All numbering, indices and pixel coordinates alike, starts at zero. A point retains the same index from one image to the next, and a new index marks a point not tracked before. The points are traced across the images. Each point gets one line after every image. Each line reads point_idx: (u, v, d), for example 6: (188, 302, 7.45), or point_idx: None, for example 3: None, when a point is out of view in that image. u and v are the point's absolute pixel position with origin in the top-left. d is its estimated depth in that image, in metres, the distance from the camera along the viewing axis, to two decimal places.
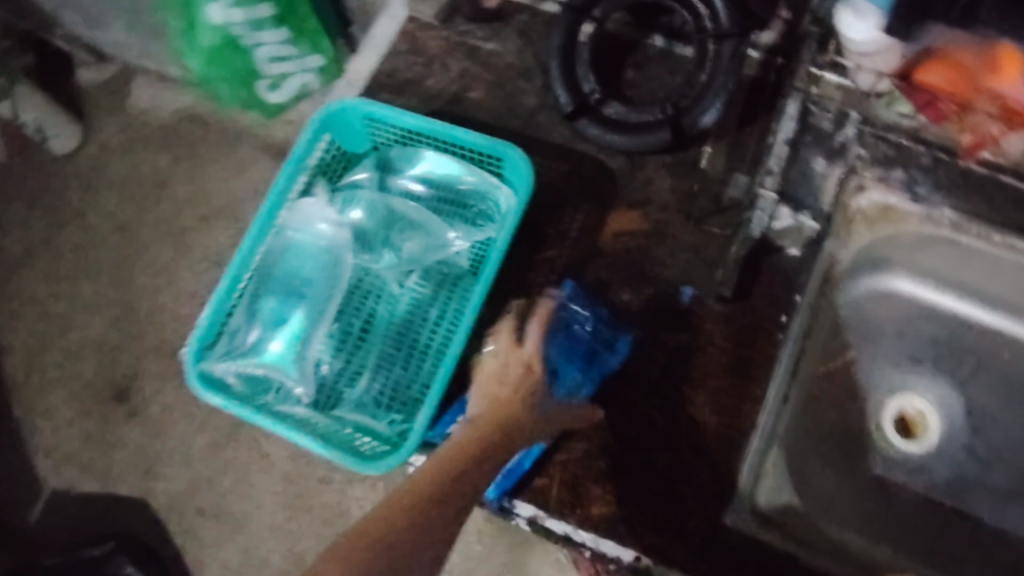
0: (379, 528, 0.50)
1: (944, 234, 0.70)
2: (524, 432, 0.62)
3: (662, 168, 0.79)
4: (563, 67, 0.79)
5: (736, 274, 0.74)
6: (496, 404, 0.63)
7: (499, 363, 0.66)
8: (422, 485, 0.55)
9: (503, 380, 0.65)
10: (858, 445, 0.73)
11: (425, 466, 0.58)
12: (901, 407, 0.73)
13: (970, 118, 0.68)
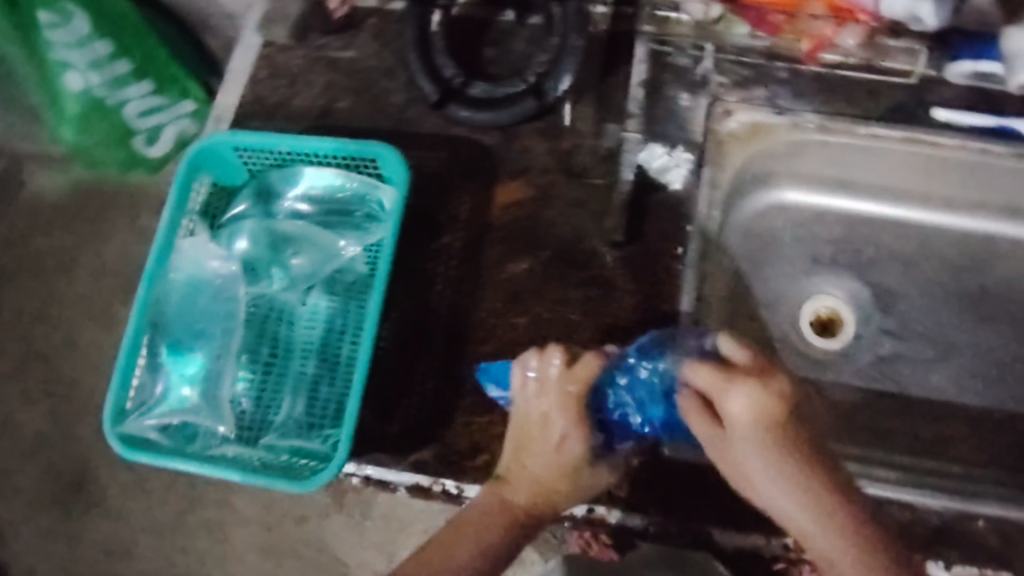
0: (423, 571, 0.63)
1: (814, 136, 0.79)
2: (564, 494, 0.67)
3: (536, 136, 0.81)
4: (419, 57, 0.80)
5: (625, 219, 0.76)
6: (553, 462, 0.66)
7: (542, 403, 0.67)
8: (454, 542, 0.64)
9: (562, 438, 0.67)
10: (774, 349, 0.84)
11: (468, 513, 0.66)
12: (815, 307, 0.86)
13: (801, 23, 0.79)
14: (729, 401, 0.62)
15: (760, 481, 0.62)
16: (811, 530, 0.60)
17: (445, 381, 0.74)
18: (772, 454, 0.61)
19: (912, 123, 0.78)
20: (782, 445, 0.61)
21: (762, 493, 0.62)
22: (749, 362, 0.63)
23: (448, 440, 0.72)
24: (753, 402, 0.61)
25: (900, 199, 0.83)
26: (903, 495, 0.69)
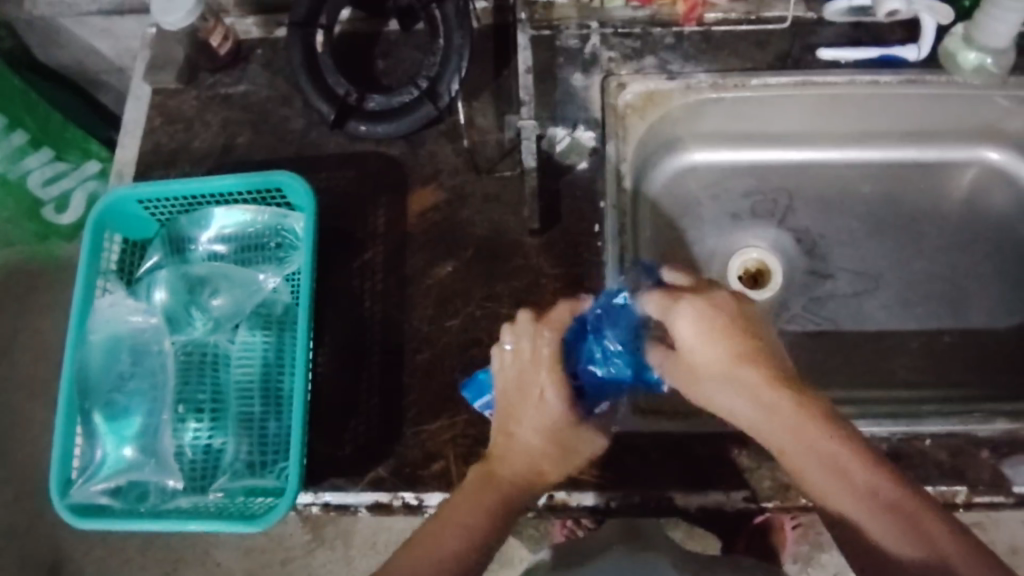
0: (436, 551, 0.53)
1: (709, 95, 0.80)
2: (552, 470, 0.61)
3: (441, 138, 0.80)
4: (310, 79, 0.80)
5: (539, 205, 0.77)
6: (541, 426, 0.61)
7: (520, 371, 0.62)
8: (450, 538, 0.54)
9: (541, 401, 0.62)
10: None
11: (463, 492, 0.57)
12: (742, 262, 0.85)
13: None
14: (667, 305, 0.58)
15: (710, 385, 0.57)
16: (789, 444, 0.52)
17: (389, 396, 0.74)
18: (732, 365, 0.55)
19: (802, 67, 0.80)
20: (750, 360, 0.55)
21: (716, 396, 0.57)
22: (694, 283, 0.61)
23: (403, 453, 0.72)
24: (699, 314, 0.57)
25: (796, 143, 0.87)
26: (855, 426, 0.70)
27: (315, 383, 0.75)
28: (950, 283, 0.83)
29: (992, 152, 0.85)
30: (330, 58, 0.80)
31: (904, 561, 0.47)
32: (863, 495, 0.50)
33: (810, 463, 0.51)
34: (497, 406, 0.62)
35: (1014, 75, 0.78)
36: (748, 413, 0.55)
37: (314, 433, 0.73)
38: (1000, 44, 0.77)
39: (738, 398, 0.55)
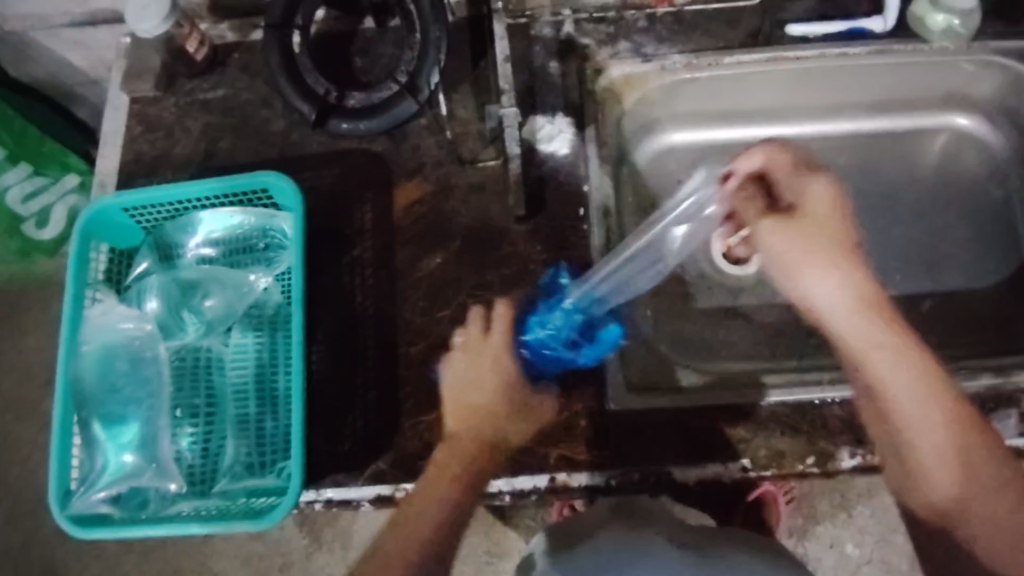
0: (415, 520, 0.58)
1: (684, 76, 0.82)
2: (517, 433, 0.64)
3: (423, 131, 0.81)
4: (288, 79, 0.80)
5: (523, 192, 0.77)
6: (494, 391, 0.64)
7: (477, 353, 0.65)
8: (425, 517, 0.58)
9: (495, 366, 0.65)
10: (696, 286, 0.85)
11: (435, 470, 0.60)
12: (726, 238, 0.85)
13: None
14: (807, 175, 0.61)
15: (811, 281, 0.59)
16: (891, 367, 0.56)
17: (386, 389, 0.74)
18: (847, 254, 0.58)
19: (773, 44, 0.82)
20: (856, 259, 0.58)
21: (807, 279, 0.59)
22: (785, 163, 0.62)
23: (403, 444, 0.73)
24: (833, 187, 0.60)
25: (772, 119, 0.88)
26: (844, 391, 0.72)
27: (311, 380, 0.75)
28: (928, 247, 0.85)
29: (962, 118, 0.87)
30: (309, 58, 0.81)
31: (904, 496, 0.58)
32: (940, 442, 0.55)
33: (904, 388, 0.55)
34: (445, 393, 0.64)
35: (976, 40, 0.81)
36: (847, 308, 0.57)
37: (312, 431, 0.74)
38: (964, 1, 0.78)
39: (840, 294, 0.57)
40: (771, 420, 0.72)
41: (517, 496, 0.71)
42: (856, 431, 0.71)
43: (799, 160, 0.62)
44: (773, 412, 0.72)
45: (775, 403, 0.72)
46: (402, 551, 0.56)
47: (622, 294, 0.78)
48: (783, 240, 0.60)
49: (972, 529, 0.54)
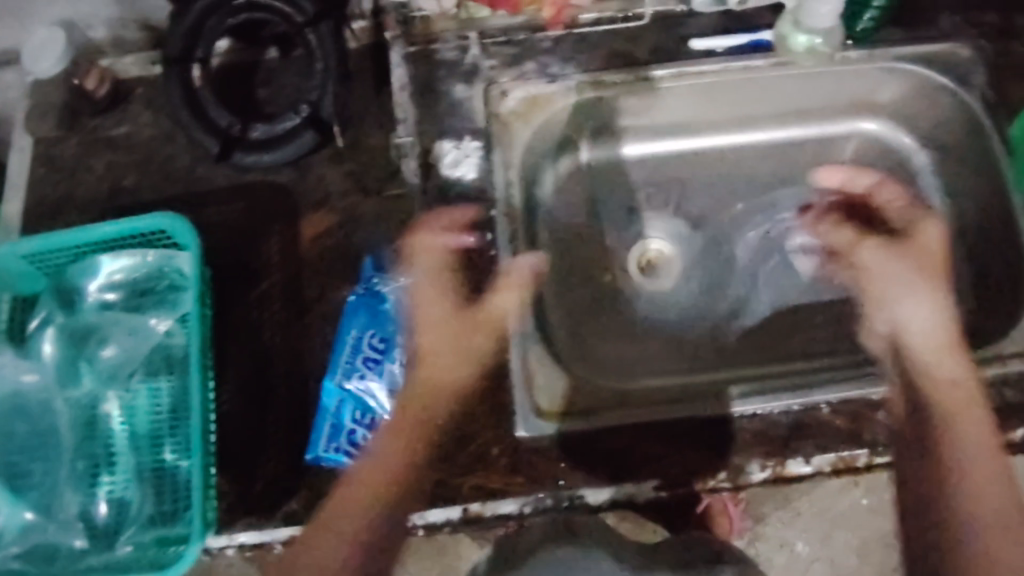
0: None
1: (590, 96, 0.81)
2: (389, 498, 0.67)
3: (328, 162, 0.81)
4: (192, 116, 0.79)
5: (426, 217, 0.76)
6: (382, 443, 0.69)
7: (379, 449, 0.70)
8: (365, 504, 0.66)
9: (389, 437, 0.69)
10: (613, 301, 0.85)
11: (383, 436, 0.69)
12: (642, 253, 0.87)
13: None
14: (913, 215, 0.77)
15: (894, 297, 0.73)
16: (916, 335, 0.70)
17: (297, 424, 0.74)
18: (925, 280, 0.73)
19: (676, 58, 0.82)
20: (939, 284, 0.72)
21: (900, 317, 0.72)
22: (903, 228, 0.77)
23: (314, 481, 0.71)
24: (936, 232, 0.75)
25: (682, 132, 0.88)
26: (750, 403, 0.71)
27: (220, 420, 0.74)
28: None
29: (869, 123, 0.88)
30: (211, 90, 0.80)
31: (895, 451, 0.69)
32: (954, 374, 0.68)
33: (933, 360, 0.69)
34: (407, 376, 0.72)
35: (878, 48, 0.82)
36: (935, 325, 0.70)
37: (222, 472, 0.73)
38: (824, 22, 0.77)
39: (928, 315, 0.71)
40: (682, 438, 0.71)
41: (430, 527, 0.71)
42: (768, 443, 0.71)
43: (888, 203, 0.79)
44: (682, 429, 0.71)
45: (682, 419, 0.71)
46: None
47: (537, 318, 0.78)
48: (890, 263, 0.74)
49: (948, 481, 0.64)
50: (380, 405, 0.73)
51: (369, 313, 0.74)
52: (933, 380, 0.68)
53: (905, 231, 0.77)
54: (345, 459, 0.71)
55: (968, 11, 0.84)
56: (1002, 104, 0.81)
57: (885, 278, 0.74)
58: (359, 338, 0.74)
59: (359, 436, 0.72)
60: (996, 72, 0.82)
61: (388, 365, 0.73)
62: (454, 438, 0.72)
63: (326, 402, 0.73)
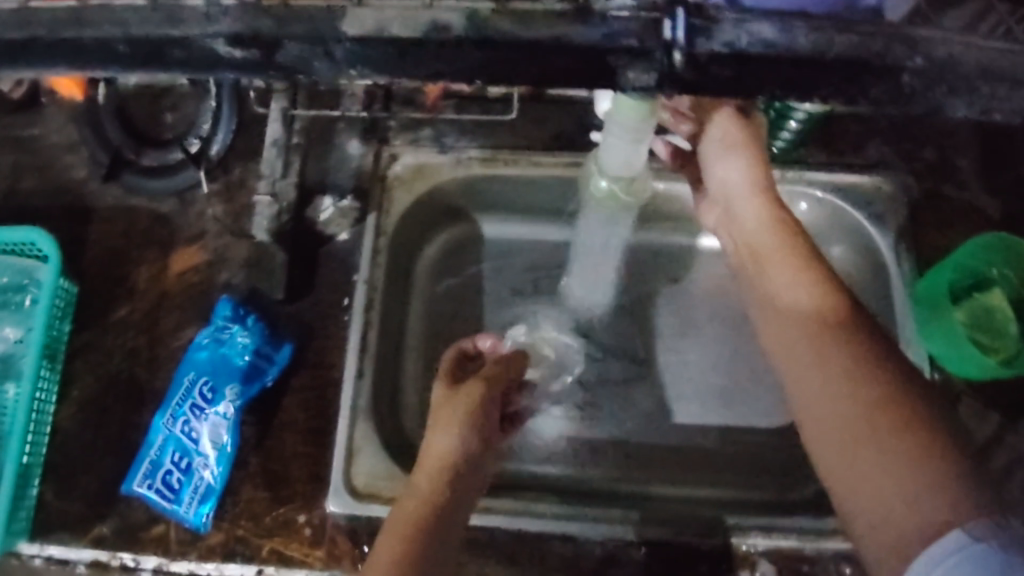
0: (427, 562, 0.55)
1: (478, 172, 0.80)
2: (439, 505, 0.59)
3: (211, 198, 0.80)
4: (90, 131, 0.80)
5: (288, 277, 0.77)
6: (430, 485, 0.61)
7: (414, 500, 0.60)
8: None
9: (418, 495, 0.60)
10: None
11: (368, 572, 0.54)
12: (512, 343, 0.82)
13: None
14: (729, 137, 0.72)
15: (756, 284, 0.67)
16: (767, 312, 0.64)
17: (123, 454, 0.74)
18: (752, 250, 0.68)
19: (573, 148, 0.80)
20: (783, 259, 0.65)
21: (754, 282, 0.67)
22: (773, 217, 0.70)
23: (128, 512, 0.72)
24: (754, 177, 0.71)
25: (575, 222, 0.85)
26: (567, 527, 0.71)
27: (52, 437, 0.74)
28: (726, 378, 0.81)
29: None
30: (113, 109, 0.80)
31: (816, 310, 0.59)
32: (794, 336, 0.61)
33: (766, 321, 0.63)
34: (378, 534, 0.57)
35: (791, 169, 0.78)
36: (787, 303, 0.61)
37: (46, 487, 0.73)
38: (627, 172, 0.57)
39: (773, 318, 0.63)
40: (488, 547, 0.71)
41: None
42: (575, 571, 0.71)
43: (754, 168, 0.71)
44: (494, 538, 0.71)
45: (497, 527, 0.71)
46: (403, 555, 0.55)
47: (378, 393, 0.75)
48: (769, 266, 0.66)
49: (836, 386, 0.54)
50: (200, 451, 0.72)
51: (207, 357, 0.74)
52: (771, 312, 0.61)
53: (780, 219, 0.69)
54: (155, 498, 0.71)
55: (899, 144, 0.80)
56: (909, 253, 0.77)
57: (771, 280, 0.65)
58: (191, 383, 0.73)
59: (174, 478, 0.71)
60: (913, 215, 0.78)
61: (213, 414, 0.72)
62: (265, 497, 0.72)
63: (148, 439, 0.72)
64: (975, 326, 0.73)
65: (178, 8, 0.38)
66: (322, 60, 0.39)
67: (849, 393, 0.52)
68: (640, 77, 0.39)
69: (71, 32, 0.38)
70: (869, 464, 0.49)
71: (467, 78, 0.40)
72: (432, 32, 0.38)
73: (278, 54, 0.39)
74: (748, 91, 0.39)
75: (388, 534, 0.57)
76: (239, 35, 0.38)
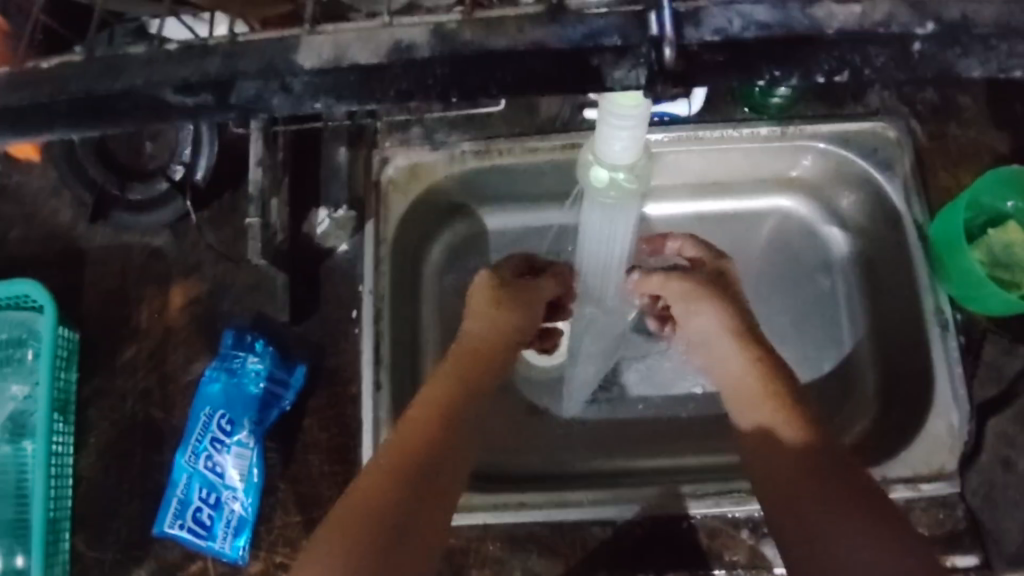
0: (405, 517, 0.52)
1: (473, 166, 0.78)
2: (425, 450, 0.56)
3: (203, 226, 0.79)
4: (70, 174, 0.76)
5: (292, 296, 0.76)
6: (418, 427, 0.58)
7: (412, 439, 0.57)
8: (344, 548, 0.49)
9: (415, 429, 0.58)
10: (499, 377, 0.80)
11: (384, 449, 0.56)
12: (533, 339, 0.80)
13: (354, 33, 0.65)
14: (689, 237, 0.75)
15: (717, 366, 0.67)
16: (727, 359, 0.66)
17: (149, 497, 0.73)
18: (698, 300, 0.69)
19: (571, 128, 0.77)
20: (729, 332, 0.67)
21: (718, 365, 0.67)
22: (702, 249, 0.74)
23: (164, 553, 0.71)
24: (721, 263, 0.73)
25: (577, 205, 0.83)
26: (604, 512, 0.70)
27: (76, 487, 0.73)
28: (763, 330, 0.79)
29: (787, 199, 0.82)
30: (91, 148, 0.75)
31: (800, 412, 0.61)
32: (743, 368, 0.64)
33: (728, 371, 0.65)
34: (405, 412, 0.60)
35: (791, 124, 0.75)
36: (733, 376, 0.65)
37: (77, 537, 0.72)
38: (626, 160, 0.52)
39: (716, 357, 0.67)
40: (528, 541, 0.70)
41: None
42: (618, 556, 0.69)
43: (711, 247, 0.74)
44: (532, 532, 0.70)
45: (534, 522, 0.70)
46: (374, 507, 0.52)
47: (398, 404, 0.73)
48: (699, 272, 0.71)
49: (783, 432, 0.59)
50: (227, 484, 0.71)
51: (222, 390, 0.72)
52: (733, 381, 0.64)
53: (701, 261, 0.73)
54: (189, 537, 0.70)
55: (901, 86, 0.78)
56: (920, 196, 0.74)
57: (751, 384, 0.63)
58: (209, 418, 0.72)
59: (206, 514, 0.70)
60: (919, 158, 0.76)
61: (235, 447, 0.71)
62: (298, 522, 0.71)
63: (172, 479, 0.71)
64: (994, 264, 0.71)
65: (120, 58, 0.36)
66: (278, 95, 0.35)
67: (787, 422, 0.60)
68: (628, 75, 0.35)
69: (14, 100, 0.36)
70: (814, 505, 0.54)
71: (442, 95, 0.35)
72: (396, 52, 0.35)
73: (231, 94, 0.35)
74: (744, 78, 0.36)
75: (408, 422, 0.59)
76: (188, 82, 0.35)
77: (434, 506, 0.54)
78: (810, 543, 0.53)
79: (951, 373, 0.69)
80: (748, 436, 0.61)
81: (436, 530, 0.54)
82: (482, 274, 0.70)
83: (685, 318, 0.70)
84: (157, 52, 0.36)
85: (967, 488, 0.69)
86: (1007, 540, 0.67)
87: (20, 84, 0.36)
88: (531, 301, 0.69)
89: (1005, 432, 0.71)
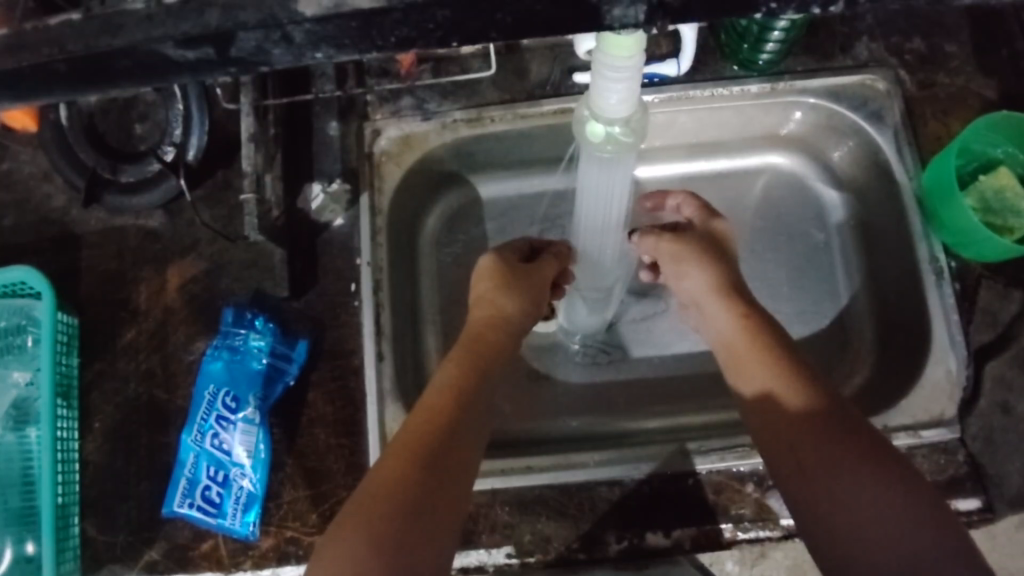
0: (422, 496, 0.53)
1: (465, 134, 0.78)
2: (435, 429, 0.57)
3: (198, 205, 0.79)
4: (59, 155, 0.75)
5: (290, 271, 0.76)
6: (427, 408, 0.59)
7: (416, 418, 0.58)
8: (363, 532, 0.50)
9: (426, 411, 0.58)
10: None
11: (397, 435, 0.56)
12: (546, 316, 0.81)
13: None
14: (683, 193, 0.75)
15: (710, 326, 0.67)
16: (720, 319, 0.66)
17: (157, 478, 0.73)
18: (688, 265, 0.69)
19: (561, 93, 0.78)
20: (723, 291, 0.67)
21: (712, 324, 0.67)
22: (694, 212, 0.74)
23: (174, 534, 0.71)
24: (709, 223, 0.73)
25: (570, 170, 0.83)
26: (610, 472, 0.71)
27: (82, 472, 0.73)
28: (759, 287, 0.80)
29: (779, 156, 0.83)
30: (81, 129, 0.75)
31: (798, 361, 0.61)
32: (737, 326, 0.64)
33: (720, 329, 0.66)
34: (417, 401, 0.60)
35: (781, 80, 0.76)
36: (728, 333, 0.65)
37: (87, 522, 0.72)
38: (623, 112, 0.52)
39: (711, 318, 0.67)
40: (537, 505, 0.70)
41: None
42: (625, 514, 0.70)
43: (703, 206, 0.74)
44: (540, 496, 0.71)
45: (542, 485, 0.71)
46: (390, 490, 0.52)
47: (401, 373, 0.73)
48: (690, 231, 0.72)
49: (781, 388, 0.59)
50: (234, 462, 0.71)
51: (225, 369, 0.72)
52: (727, 341, 0.65)
53: (693, 222, 0.73)
54: (199, 515, 0.69)
55: (889, 37, 0.78)
56: (912, 145, 0.75)
57: (747, 343, 0.63)
58: (212, 399, 0.72)
59: (214, 492, 0.70)
60: (909, 107, 0.77)
61: (240, 423, 0.71)
62: (308, 493, 0.71)
63: (180, 459, 0.71)
64: (986, 211, 0.71)
65: (118, 15, 0.35)
66: (280, 46, 0.36)
67: (790, 378, 0.59)
68: (627, 13, 0.35)
69: (10, 64, 0.36)
70: (818, 457, 0.54)
71: (442, 41, 0.37)
72: None
73: (233, 47, 0.35)
74: (742, 11, 0.36)
75: (421, 408, 0.59)
76: (188, 36, 0.35)
77: (450, 481, 0.54)
78: (824, 503, 0.53)
79: (948, 319, 0.70)
80: (752, 401, 0.61)
81: (452, 509, 0.53)
82: (486, 256, 0.70)
83: (676, 280, 0.71)
84: (157, 8, 0.35)
85: (967, 433, 0.70)
86: (1008, 483, 0.68)
87: (15, 46, 0.36)
88: (536, 283, 0.69)
89: (1002, 375, 0.71)
